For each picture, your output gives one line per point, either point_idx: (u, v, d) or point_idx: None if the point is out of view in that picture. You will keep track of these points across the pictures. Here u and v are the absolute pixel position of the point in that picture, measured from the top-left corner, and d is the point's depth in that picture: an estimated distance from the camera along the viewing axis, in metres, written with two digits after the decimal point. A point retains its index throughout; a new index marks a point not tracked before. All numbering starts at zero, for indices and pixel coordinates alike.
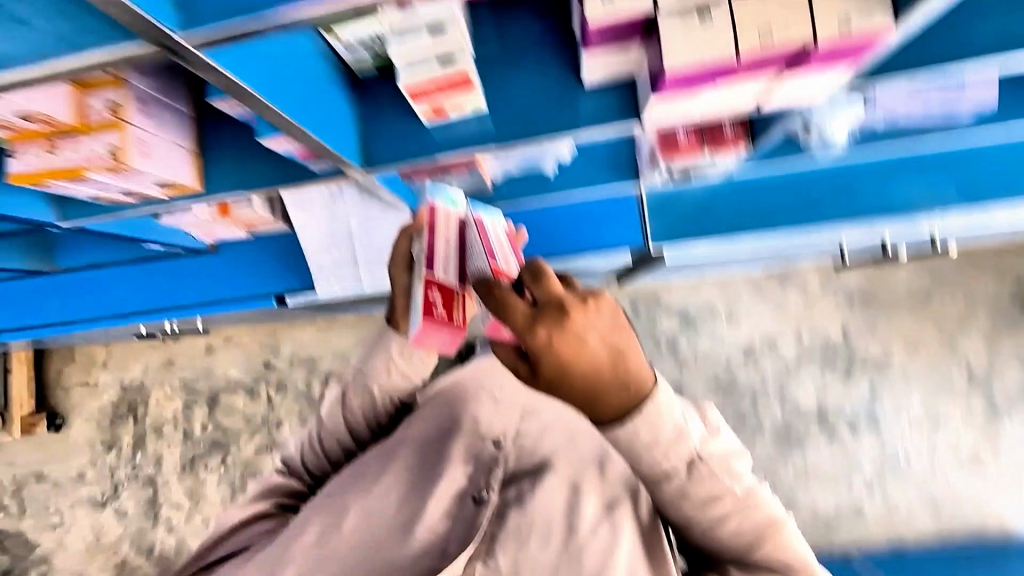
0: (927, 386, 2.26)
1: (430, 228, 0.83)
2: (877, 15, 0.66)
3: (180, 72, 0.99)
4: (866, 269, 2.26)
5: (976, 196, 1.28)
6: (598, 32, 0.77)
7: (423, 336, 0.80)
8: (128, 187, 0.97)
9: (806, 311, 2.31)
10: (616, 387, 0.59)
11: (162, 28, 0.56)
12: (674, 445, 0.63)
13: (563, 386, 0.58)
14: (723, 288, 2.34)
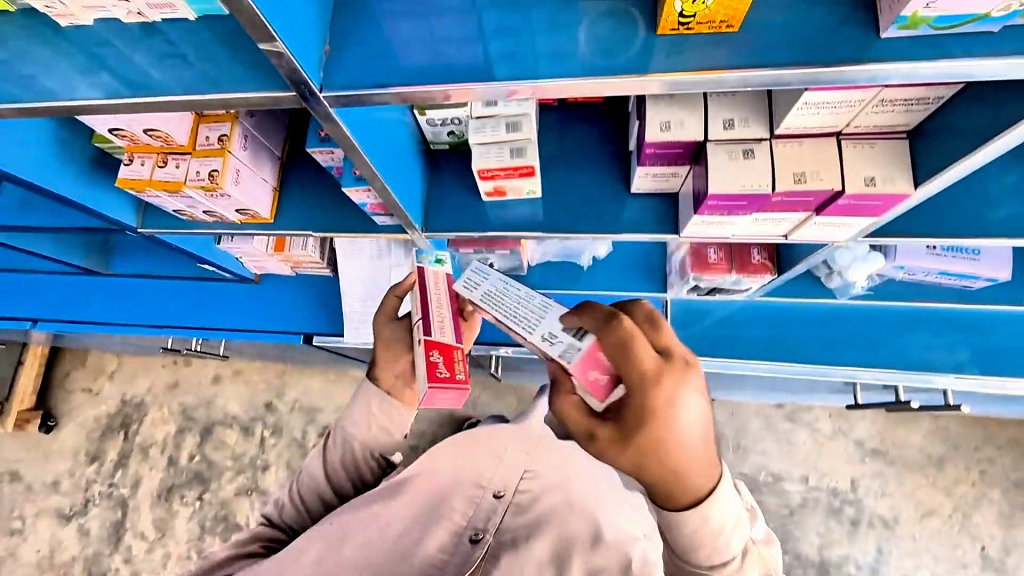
0: (940, 559, 2.10)
1: (421, 290, 0.85)
2: (899, 180, 0.77)
3: (282, 123, 1.14)
4: (878, 421, 2.24)
5: (990, 367, 1.32)
6: (652, 153, 0.88)
7: (429, 401, 0.75)
8: (212, 208, 1.08)
9: (814, 452, 2.26)
10: (699, 470, 0.59)
11: (311, 83, 0.69)
12: (728, 539, 0.61)
13: (649, 459, 0.58)
14: (731, 415, 2.32)
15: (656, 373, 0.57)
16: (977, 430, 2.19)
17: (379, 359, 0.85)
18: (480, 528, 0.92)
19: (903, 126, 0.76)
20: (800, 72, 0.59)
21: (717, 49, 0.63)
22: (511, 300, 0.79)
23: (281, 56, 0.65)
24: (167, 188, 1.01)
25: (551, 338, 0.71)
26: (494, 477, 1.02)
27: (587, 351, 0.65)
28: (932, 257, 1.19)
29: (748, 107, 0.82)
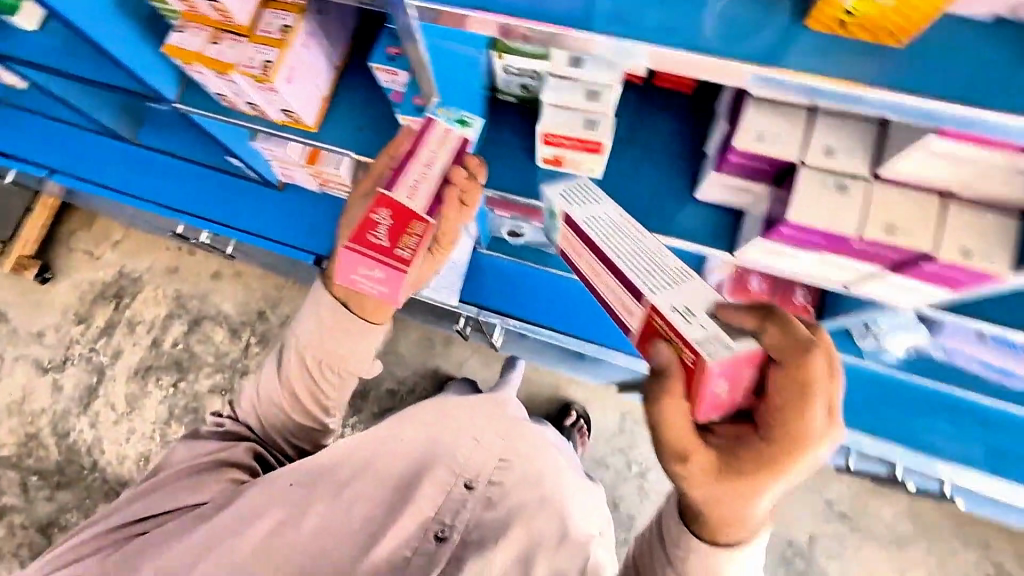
0: None
1: (408, 154, 0.86)
2: (994, 260, 0.70)
3: (349, 31, 1.06)
4: (854, 486, 2.19)
5: (1000, 469, 1.26)
6: (736, 162, 0.81)
7: (355, 264, 0.81)
8: (256, 100, 1.01)
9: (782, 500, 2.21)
10: (752, 523, 0.62)
11: None
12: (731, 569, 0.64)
13: (728, 499, 0.59)
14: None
15: (797, 434, 0.57)
16: (948, 520, 2.15)
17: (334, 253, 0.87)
18: (446, 523, 0.88)
19: (1020, 204, 0.69)
20: (958, 111, 0.55)
21: (869, 57, 0.57)
22: (624, 241, 0.66)
23: None
24: (216, 68, 0.93)
25: (685, 313, 0.58)
26: (469, 462, 0.94)
27: (736, 355, 0.55)
28: (981, 347, 1.12)
29: (853, 139, 0.74)
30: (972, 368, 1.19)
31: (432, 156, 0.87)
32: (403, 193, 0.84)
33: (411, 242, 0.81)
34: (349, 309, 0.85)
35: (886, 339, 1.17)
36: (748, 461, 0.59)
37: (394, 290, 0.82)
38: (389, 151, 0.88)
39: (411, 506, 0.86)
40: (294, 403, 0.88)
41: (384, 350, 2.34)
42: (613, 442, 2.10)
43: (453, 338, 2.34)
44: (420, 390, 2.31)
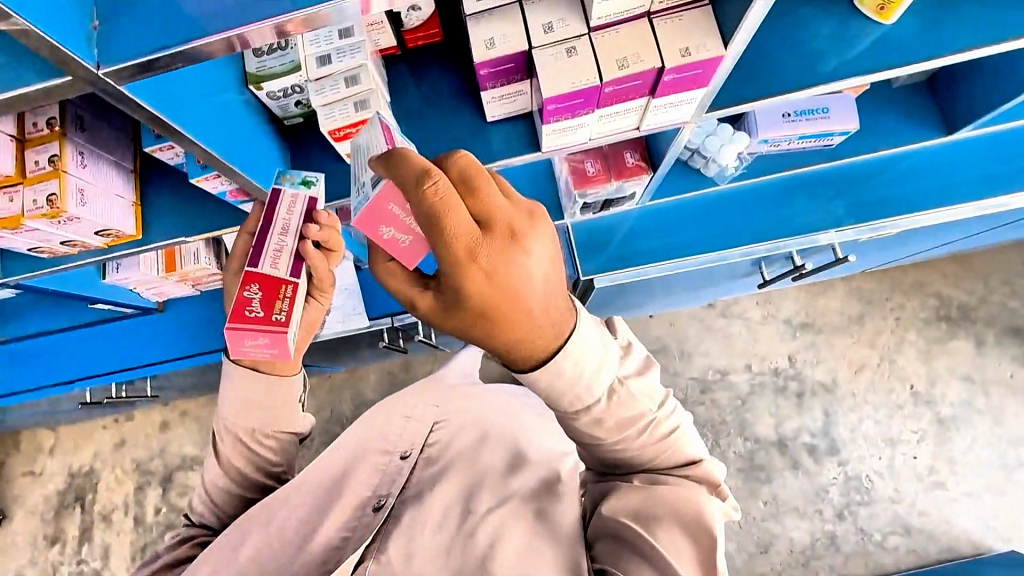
0: (878, 406, 2.27)
1: (262, 226, 0.90)
2: (708, 46, 0.80)
3: (126, 134, 1.09)
4: (800, 297, 2.37)
5: (865, 214, 1.42)
6: (490, 73, 0.89)
7: (239, 337, 0.83)
8: (67, 235, 1.02)
9: (751, 340, 2.35)
10: (543, 334, 0.58)
11: (81, 63, 0.65)
12: (588, 383, 0.63)
13: (479, 334, 0.57)
14: (672, 326, 2.37)
15: (471, 243, 0.53)
16: (884, 282, 2.37)
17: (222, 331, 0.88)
18: (383, 494, 0.93)
19: None
20: None
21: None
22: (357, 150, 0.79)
23: (30, 35, 0.60)
24: (8, 224, 0.95)
25: (359, 185, 0.72)
26: (403, 438, 1.00)
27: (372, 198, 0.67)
28: (789, 123, 1.26)
29: (562, 9, 0.84)
30: (799, 146, 1.34)
31: (286, 224, 0.90)
32: (267, 264, 0.87)
33: (285, 304, 0.85)
34: (261, 371, 0.87)
35: (722, 157, 1.29)
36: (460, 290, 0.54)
37: (283, 350, 0.84)
38: (246, 229, 0.92)
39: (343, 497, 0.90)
40: (242, 489, 0.92)
41: (352, 406, 2.35)
42: None
43: (408, 361, 2.37)
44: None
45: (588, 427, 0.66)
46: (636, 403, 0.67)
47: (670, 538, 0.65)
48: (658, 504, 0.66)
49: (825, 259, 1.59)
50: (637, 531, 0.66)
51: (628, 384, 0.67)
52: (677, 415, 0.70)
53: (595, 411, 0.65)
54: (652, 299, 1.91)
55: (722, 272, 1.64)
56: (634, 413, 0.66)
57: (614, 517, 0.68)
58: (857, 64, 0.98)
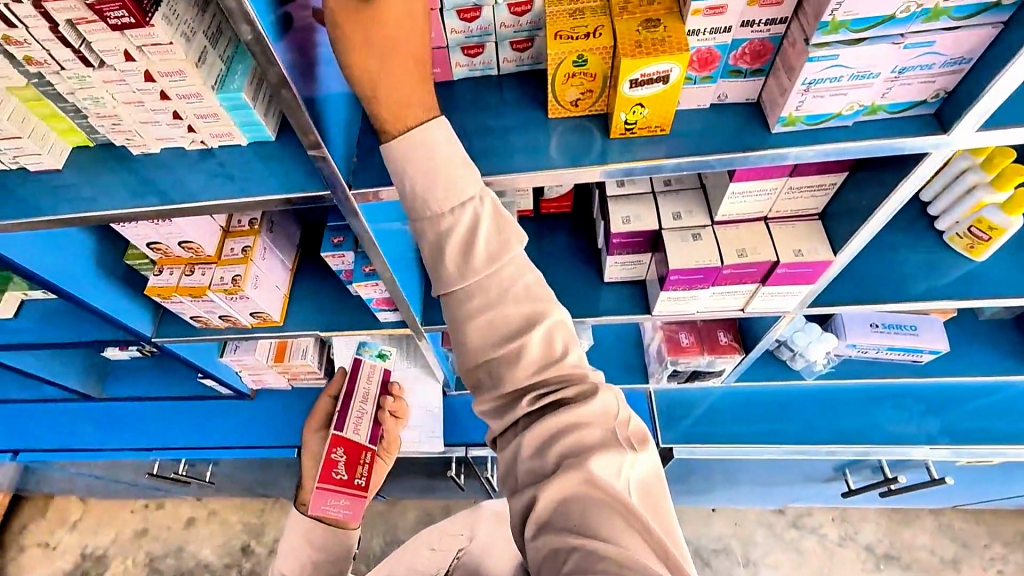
0: None
1: (347, 394, 1.23)
2: (820, 250, 0.93)
3: (295, 240, 1.30)
4: (882, 521, 2.16)
5: (961, 437, 1.39)
6: (620, 244, 1.04)
7: (326, 497, 1.04)
8: (229, 311, 1.18)
9: (826, 562, 2.11)
10: (416, 95, 0.66)
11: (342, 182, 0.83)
12: (461, 177, 0.67)
13: (384, 34, 0.61)
14: (736, 525, 2.18)
15: None
16: (981, 524, 2.14)
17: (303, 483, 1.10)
18: None
19: (815, 209, 0.95)
20: (759, 154, 0.75)
21: (654, 145, 0.79)
22: None
23: (323, 159, 0.80)
24: (192, 292, 1.12)
25: None
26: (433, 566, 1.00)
27: None
28: (877, 333, 1.32)
29: (690, 203, 1.00)
30: (887, 357, 1.38)
31: (366, 392, 1.25)
32: (350, 430, 1.18)
33: (363, 471, 1.14)
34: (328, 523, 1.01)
35: (810, 353, 1.34)
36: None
37: (355, 512, 1.05)
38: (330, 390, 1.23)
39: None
40: None
41: (383, 542, 2.23)
42: None
43: (450, 504, 2.28)
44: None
45: (456, 248, 0.68)
46: (508, 237, 0.69)
47: (613, 526, 0.57)
48: (592, 490, 0.59)
49: (918, 478, 1.52)
50: (579, 529, 0.57)
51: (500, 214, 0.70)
52: (557, 308, 0.70)
53: (463, 229, 0.68)
54: (721, 488, 1.82)
55: (805, 471, 1.57)
56: (502, 241, 0.69)
57: (557, 535, 0.58)
58: (951, 288, 1.07)
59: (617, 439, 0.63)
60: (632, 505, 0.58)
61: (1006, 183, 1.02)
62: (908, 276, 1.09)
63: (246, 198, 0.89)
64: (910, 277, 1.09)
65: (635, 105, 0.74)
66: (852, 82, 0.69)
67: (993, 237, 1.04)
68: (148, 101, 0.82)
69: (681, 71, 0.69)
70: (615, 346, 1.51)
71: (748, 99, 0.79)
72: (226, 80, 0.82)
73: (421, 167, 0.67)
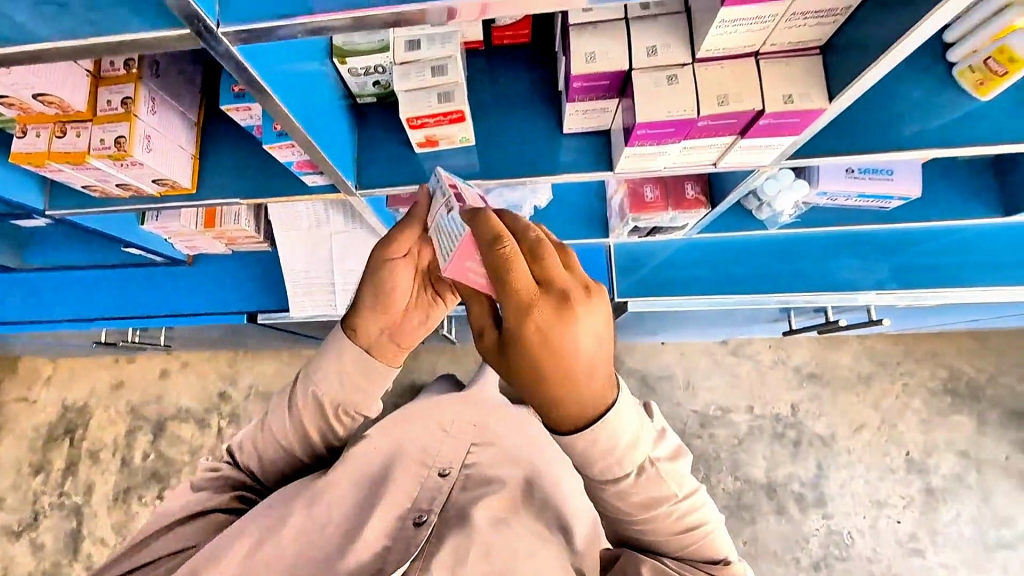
0: (872, 467, 2.23)
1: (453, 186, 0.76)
2: (815, 96, 0.78)
3: (194, 87, 1.07)
4: (811, 347, 2.35)
5: (908, 282, 1.41)
6: (581, 88, 0.87)
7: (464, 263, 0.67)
8: (124, 179, 1.00)
9: (756, 382, 2.33)
10: (579, 405, 0.61)
11: (201, 14, 0.63)
12: (629, 459, 0.65)
13: (531, 378, 0.60)
14: (681, 355, 2.36)
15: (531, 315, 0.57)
16: (898, 346, 2.34)
17: (359, 311, 0.81)
18: (423, 509, 0.85)
19: (816, 41, 0.78)
20: None
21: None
22: None
23: None
24: (70, 160, 0.93)
25: None
26: (441, 455, 0.97)
27: None
28: (851, 179, 1.24)
29: (669, 33, 0.81)
30: (856, 204, 1.32)
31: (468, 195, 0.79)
32: None
33: None
34: (373, 357, 0.80)
35: (778, 203, 1.27)
36: (551, 256, 0.59)
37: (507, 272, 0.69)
38: (410, 219, 0.81)
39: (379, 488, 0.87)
40: (297, 448, 0.82)
41: None
42: None
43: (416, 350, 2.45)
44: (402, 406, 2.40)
45: (614, 498, 0.69)
46: (665, 490, 0.69)
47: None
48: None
49: (857, 318, 1.59)
50: None
51: (663, 470, 0.69)
52: (704, 515, 0.73)
53: (634, 492, 0.68)
54: (673, 329, 1.90)
55: (754, 315, 1.63)
56: (657, 495, 0.69)
57: None
58: (942, 133, 0.95)
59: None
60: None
61: None
62: (896, 120, 0.97)
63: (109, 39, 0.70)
64: (900, 121, 0.97)
65: None
66: None
67: (1009, 72, 0.89)
68: None
69: None
70: (575, 200, 1.42)
71: None
72: None
73: (582, 453, 0.64)
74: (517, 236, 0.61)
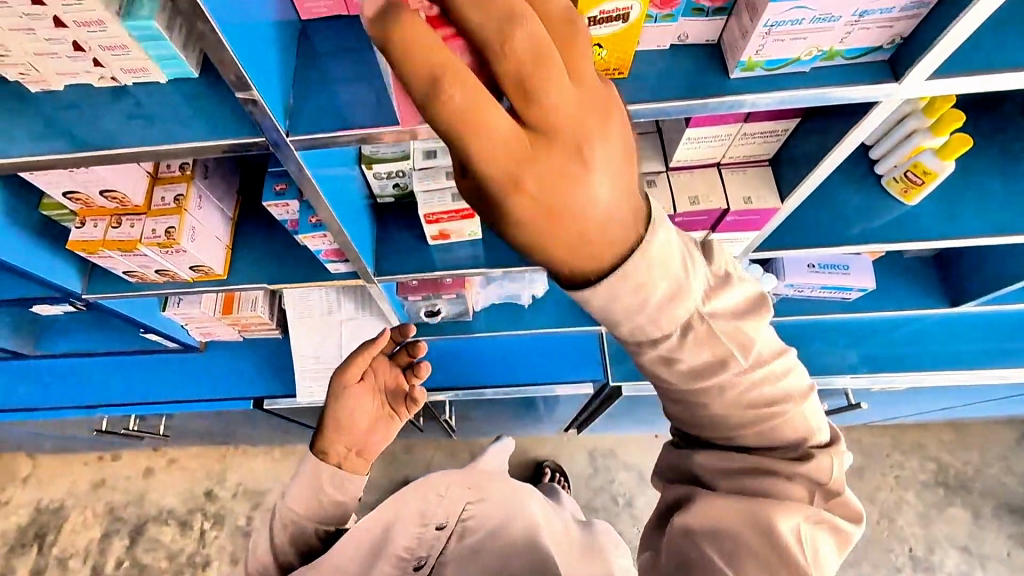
0: (875, 565, 2.18)
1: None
2: (768, 197, 0.94)
3: (233, 187, 1.22)
4: None
5: (879, 367, 1.51)
6: None
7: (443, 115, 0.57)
8: (164, 265, 1.11)
9: None
10: (659, 323, 0.47)
11: (277, 126, 0.77)
12: (691, 348, 0.49)
13: (594, 318, 0.44)
14: None
15: (591, 243, 0.38)
16: (886, 436, 2.38)
17: (325, 437, 0.98)
18: (421, 555, 0.97)
19: (766, 155, 0.95)
20: (721, 100, 0.73)
21: (612, 89, 0.73)
22: None
23: (255, 102, 0.73)
24: (121, 247, 1.04)
25: None
26: (439, 508, 1.00)
27: None
28: (813, 273, 1.39)
29: (646, 148, 0.99)
30: (820, 295, 1.46)
31: None
32: None
33: None
34: (345, 470, 0.96)
35: None
36: (608, 136, 0.36)
37: None
38: (365, 352, 1.04)
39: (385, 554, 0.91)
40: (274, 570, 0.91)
41: None
42: (591, 482, 2.38)
43: (411, 443, 2.46)
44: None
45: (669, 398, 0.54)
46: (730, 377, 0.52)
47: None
48: (753, 530, 0.52)
49: (838, 403, 1.67)
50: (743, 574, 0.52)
51: (725, 347, 0.51)
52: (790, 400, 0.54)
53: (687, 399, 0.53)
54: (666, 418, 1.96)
55: None
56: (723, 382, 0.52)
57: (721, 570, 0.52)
58: (881, 232, 1.12)
59: (813, 500, 0.53)
60: (796, 559, 0.51)
61: (944, 129, 1.04)
62: (842, 222, 1.14)
63: (176, 143, 0.81)
64: (845, 223, 1.14)
65: (594, 46, 0.68)
66: (812, 24, 0.66)
67: (926, 182, 1.07)
68: (40, 29, 0.72)
69: (642, 9, 0.65)
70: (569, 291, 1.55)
71: (708, 40, 0.76)
72: (132, 6, 0.72)
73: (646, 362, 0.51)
74: (559, 124, 0.34)
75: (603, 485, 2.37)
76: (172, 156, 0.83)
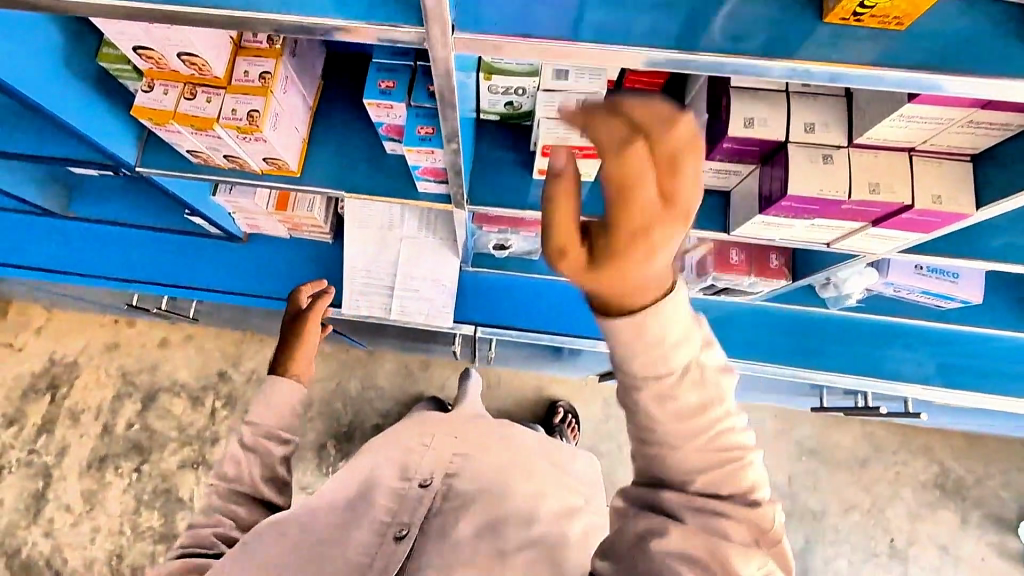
0: (853, 548, 2.28)
1: None
2: (961, 200, 0.81)
3: (316, 72, 1.05)
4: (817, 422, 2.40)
5: (955, 382, 1.45)
6: (728, 149, 0.88)
7: None
8: (236, 151, 0.97)
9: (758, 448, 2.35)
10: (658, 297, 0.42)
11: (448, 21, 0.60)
12: (675, 345, 0.43)
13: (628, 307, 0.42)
14: None
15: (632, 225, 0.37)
16: (898, 436, 2.39)
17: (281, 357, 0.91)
18: (405, 521, 0.74)
19: (969, 149, 0.81)
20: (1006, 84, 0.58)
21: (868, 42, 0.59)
22: None
23: None
24: (194, 123, 0.89)
25: None
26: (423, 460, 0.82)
27: None
28: (919, 276, 1.29)
29: (828, 114, 0.84)
30: (916, 298, 1.37)
31: None
32: None
33: None
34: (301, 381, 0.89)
35: (847, 286, 1.30)
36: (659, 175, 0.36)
37: None
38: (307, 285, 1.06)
39: (365, 521, 0.75)
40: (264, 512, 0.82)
41: (360, 387, 2.41)
42: (602, 428, 2.41)
43: (429, 360, 2.44)
44: (405, 415, 2.39)
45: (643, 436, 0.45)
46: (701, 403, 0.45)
47: None
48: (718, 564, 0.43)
49: (893, 407, 1.62)
50: None
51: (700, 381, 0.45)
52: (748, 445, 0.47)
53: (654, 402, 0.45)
54: None
55: (795, 387, 1.65)
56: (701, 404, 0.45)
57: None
58: None
59: (763, 541, 0.45)
60: None
61: None
62: (1001, 237, 1.02)
63: (299, 15, 0.64)
64: (1007, 238, 1.01)
65: None
66: None
67: None
68: None
69: None
70: None
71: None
72: None
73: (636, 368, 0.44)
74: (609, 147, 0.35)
75: (612, 430, 2.41)
76: (291, 33, 0.66)
